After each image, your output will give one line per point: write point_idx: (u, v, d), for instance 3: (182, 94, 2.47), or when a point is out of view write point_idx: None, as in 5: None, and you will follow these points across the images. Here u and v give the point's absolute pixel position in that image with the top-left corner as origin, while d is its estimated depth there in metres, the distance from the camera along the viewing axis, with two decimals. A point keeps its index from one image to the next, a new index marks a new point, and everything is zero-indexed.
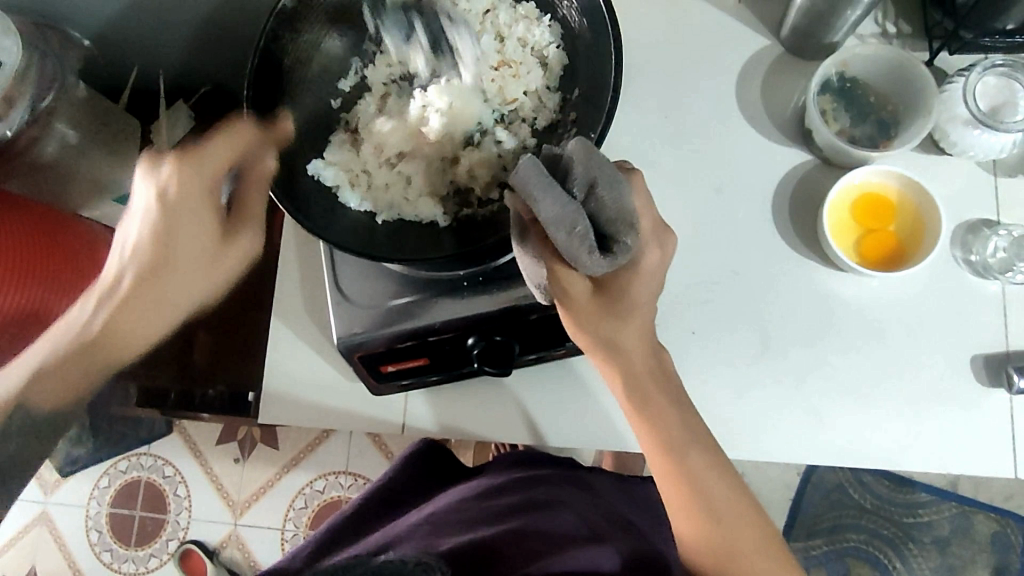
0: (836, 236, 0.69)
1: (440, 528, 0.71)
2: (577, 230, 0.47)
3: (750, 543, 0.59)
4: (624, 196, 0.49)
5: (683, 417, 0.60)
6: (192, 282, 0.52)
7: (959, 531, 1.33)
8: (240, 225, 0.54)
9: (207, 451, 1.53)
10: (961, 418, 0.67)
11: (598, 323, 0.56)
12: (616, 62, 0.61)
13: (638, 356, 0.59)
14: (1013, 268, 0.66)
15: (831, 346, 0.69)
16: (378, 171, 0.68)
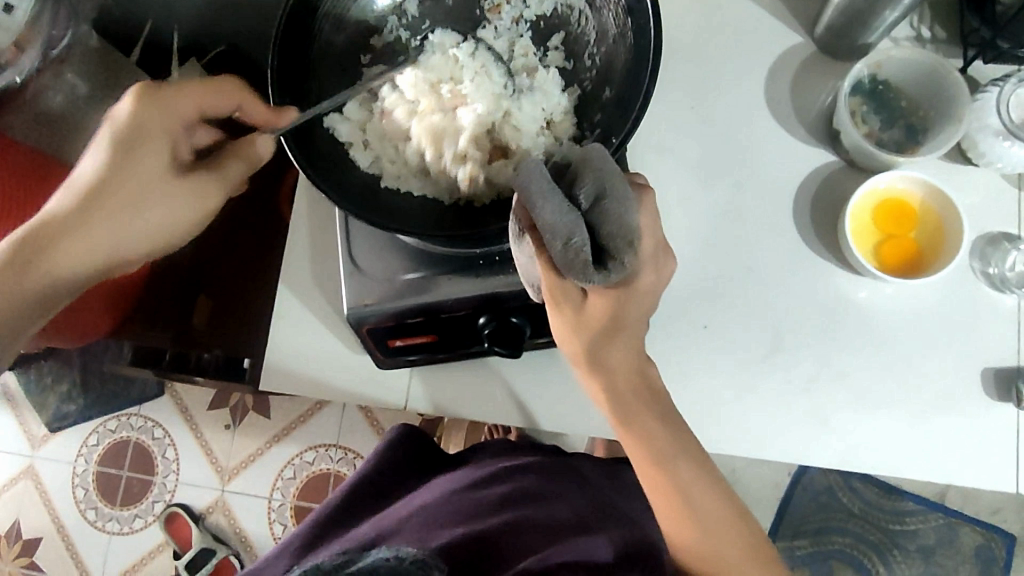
0: (856, 240, 0.69)
1: (431, 521, 0.70)
2: (572, 243, 0.46)
3: (734, 550, 0.61)
4: (630, 212, 0.47)
5: (673, 430, 0.60)
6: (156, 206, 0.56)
7: (943, 541, 1.34)
8: (214, 166, 0.59)
9: (199, 416, 1.52)
10: (967, 429, 0.67)
11: (599, 328, 0.56)
12: (652, 67, 0.59)
13: (624, 371, 0.59)
14: None
15: (843, 350, 0.69)
16: (394, 136, 0.66)
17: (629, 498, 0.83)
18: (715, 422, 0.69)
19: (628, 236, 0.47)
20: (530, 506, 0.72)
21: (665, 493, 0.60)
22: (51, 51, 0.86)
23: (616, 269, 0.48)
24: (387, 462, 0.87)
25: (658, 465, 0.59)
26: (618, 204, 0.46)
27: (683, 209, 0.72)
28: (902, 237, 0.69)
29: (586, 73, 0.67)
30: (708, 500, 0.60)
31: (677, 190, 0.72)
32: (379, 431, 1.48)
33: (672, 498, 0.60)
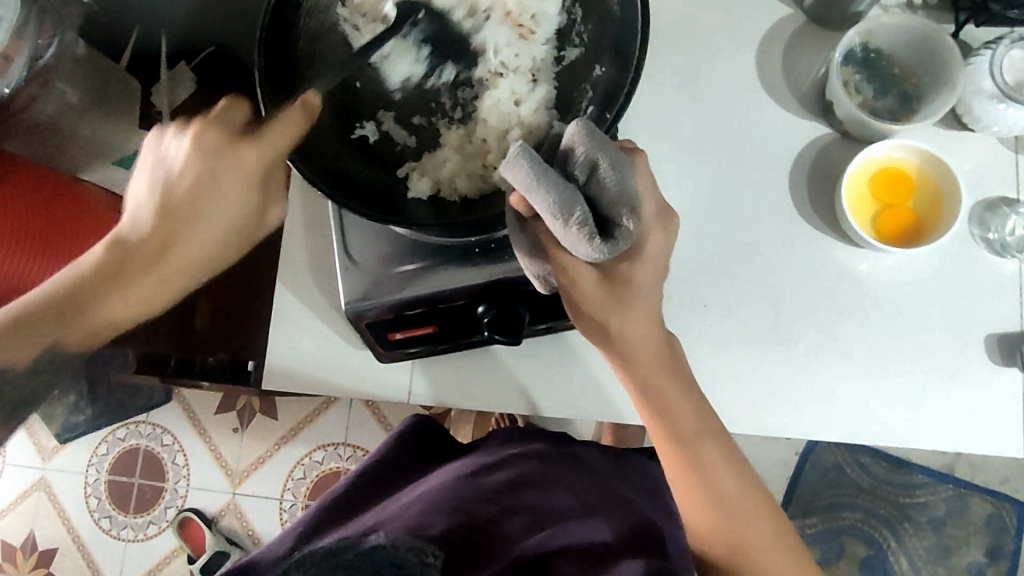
0: (854, 211, 0.68)
1: (436, 504, 0.70)
2: (576, 216, 0.45)
3: (761, 536, 0.60)
4: (627, 178, 0.47)
5: (691, 407, 0.60)
6: (208, 241, 0.52)
7: (954, 512, 1.34)
8: (271, 199, 0.54)
9: (205, 420, 1.53)
10: (971, 397, 0.66)
11: (608, 310, 0.55)
12: (642, 44, 0.57)
13: (643, 347, 0.58)
14: None
15: (843, 321, 0.68)
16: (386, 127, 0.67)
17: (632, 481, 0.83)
18: (719, 400, 0.68)
19: (628, 202, 0.47)
20: (536, 489, 0.72)
21: (685, 472, 0.60)
22: (40, 59, 0.84)
23: (622, 236, 0.47)
24: (397, 452, 0.88)
25: (679, 442, 0.60)
26: (615, 171, 0.46)
27: (679, 189, 0.71)
28: (902, 205, 0.68)
29: (575, 51, 0.66)
30: (726, 482, 0.60)
31: (672, 170, 0.72)
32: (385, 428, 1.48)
33: (693, 477, 0.60)
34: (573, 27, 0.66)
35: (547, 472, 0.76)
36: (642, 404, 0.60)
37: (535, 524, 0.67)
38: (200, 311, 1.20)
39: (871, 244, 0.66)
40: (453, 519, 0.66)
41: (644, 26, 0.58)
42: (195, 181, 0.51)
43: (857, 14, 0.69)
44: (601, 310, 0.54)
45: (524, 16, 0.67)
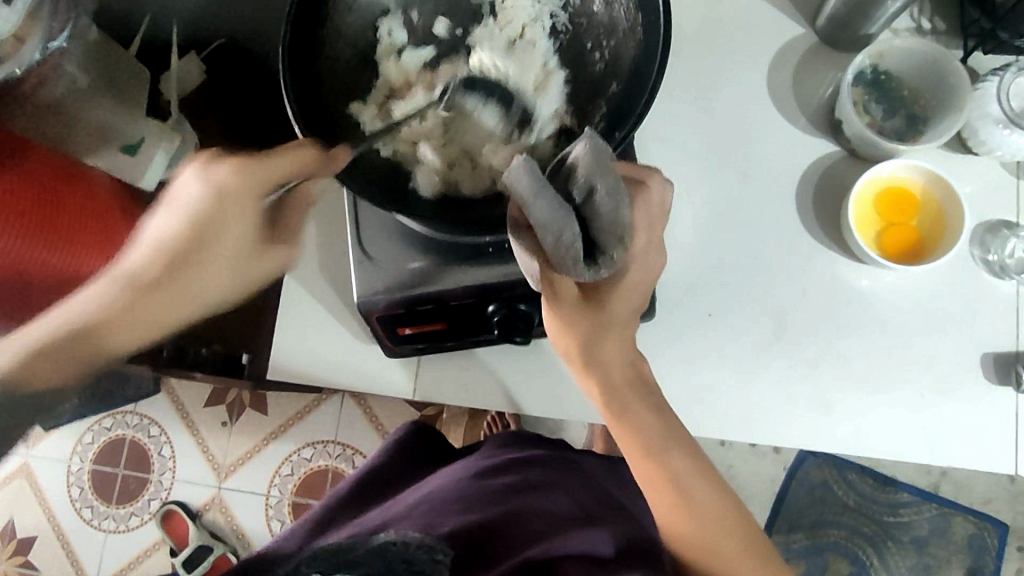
0: (859, 227, 0.69)
1: (441, 505, 0.71)
2: (563, 240, 0.46)
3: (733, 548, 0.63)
4: (621, 208, 0.48)
5: (665, 425, 0.61)
6: (213, 280, 0.55)
7: (937, 532, 1.36)
8: (277, 242, 0.56)
9: (195, 413, 1.52)
10: (964, 412, 0.68)
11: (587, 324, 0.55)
12: (660, 63, 0.59)
13: (618, 366, 0.59)
14: None
15: (843, 334, 0.70)
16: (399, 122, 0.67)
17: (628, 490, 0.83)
18: (720, 408, 0.69)
19: (617, 232, 0.48)
20: (537, 495, 0.72)
21: (660, 488, 0.61)
22: (52, 43, 0.83)
23: (604, 263, 0.49)
24: (393, 458, 0.88)
25: (651, 459, 0.60)
26: (610, 200, 0.46)
27: (687, 200, 0.73)
28: (898, 227, 0.70)
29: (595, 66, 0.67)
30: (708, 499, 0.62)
31: (681, 179, 0.73)
32: (376, 427, 1.48)
33: (671, 495, 0.61)
34: (592, 39, 0.67)
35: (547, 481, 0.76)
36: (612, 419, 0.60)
37: (540, 531, 0.67)
38: None
39: (873, 262, 0.68)
40: (460, 518, 0.68)
41: (665, 52, 0.59)
42: (197, 233, 0.53)
43: (866, 37, 0.71)
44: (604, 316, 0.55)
45: None
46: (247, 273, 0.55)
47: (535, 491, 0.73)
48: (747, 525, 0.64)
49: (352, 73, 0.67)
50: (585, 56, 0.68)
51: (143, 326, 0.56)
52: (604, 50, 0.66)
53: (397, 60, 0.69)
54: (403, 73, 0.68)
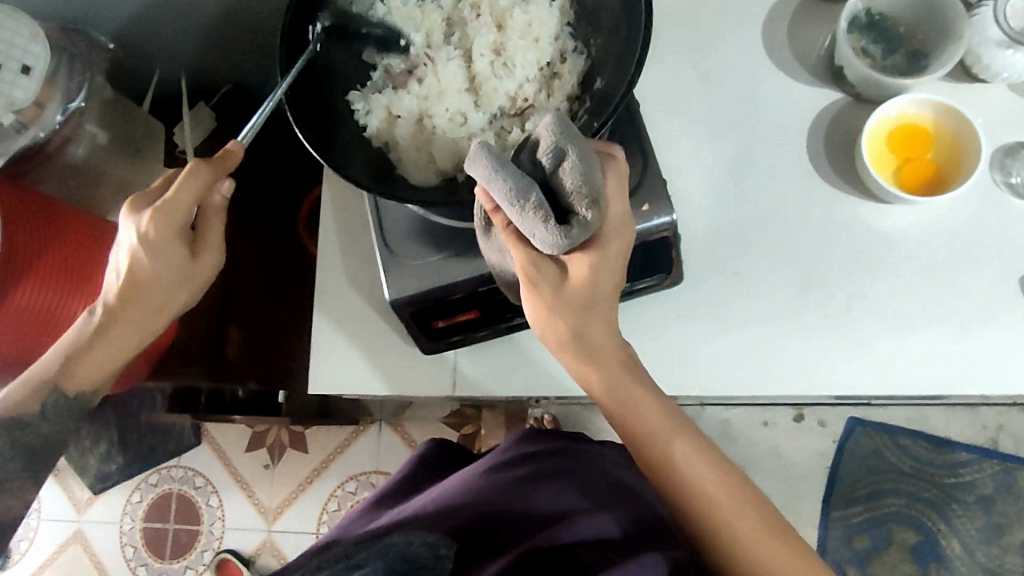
0: (875, 165, 0.69)
1: (451, 499, 0.68)
2: (530, 202, 0.48)
3: (759, 542, 0.58)
4: (592, 172, 0.48)
5: (664, 407, 0.62)
6: (140, 322, 0.63)
7: (1002, 488, 1.39)
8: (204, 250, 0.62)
9: (237, 458, 1.53)
10: (1008, 340, 0.67)
11: (568, 315, 0.58)
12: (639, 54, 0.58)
13: (608, 350, 0.61)
14: None
15: (876, 276, 0.69)
16: (386, 118, 0.65)
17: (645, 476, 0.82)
18: (760, 364, 0.69)
19: (591, 195, 0.48)
20: (549, 485, 0.70)
21: (664, 471, 0.61)
22: (71, 104, 0.88)
23: (578, 224, 0.49)
24: (418, 465, 0.88)
25: (653, 442, 0.61)
26: (580, 164, 0.47)
27: (699, 165, 0.73)
28: (907, 164, 0.70)
29: (578, 63, 0.66)
30: (716, 484, 0.60)
31: (691, 147, 0.74)
32: None
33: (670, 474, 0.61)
34: (580, 36, 0.66)
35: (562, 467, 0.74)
36: (609, 406, 0.62)
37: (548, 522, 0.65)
38: (231, 340, 1.13)
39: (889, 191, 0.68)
40: (467, 513, 0.65)
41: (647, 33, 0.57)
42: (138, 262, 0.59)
43: None
44: (577, 310, 0.58)
45: (537, 29, 0.67)
46: (146, 305, 0.62)
47: (549, 481, 0.70)
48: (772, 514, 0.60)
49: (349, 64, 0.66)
50: (570, 53, 0.66)
51: (126, 344, 0.64)
52: (591, 41, 0.66)
53: (391, 48, 0.67)
54: (398, 60, 0.67)
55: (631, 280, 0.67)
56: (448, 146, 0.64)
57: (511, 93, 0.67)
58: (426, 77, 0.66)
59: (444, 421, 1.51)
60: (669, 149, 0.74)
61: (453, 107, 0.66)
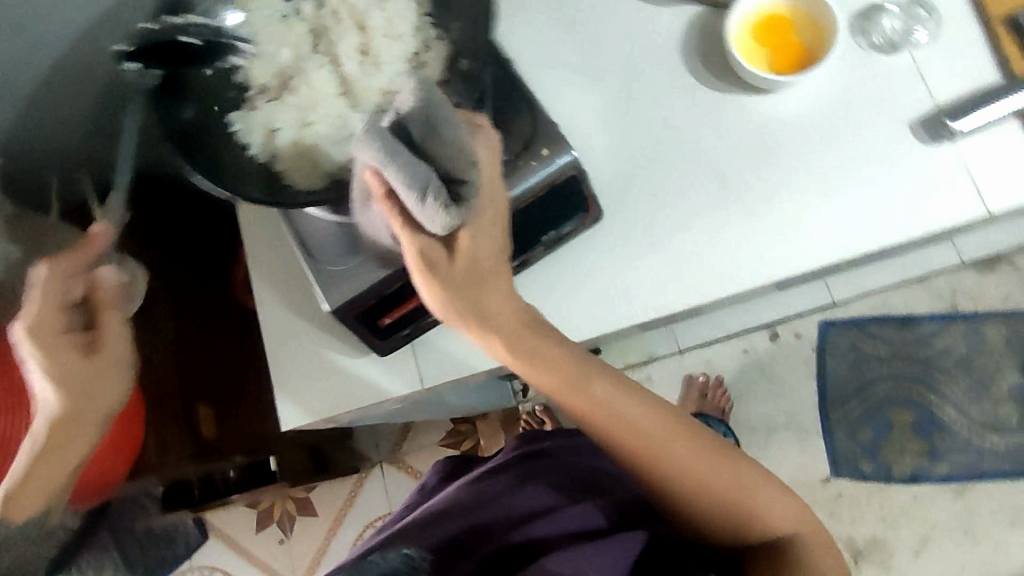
0: (748, 59, 0.73)
1: (433, 517, 0.70)
2: (420, 182, 0.48)
3: (725, 481, 0.62)
4: (462, 139, 0.50)
5: (580, 354, 0.60)
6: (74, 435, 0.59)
7: (974, 346, 1.44)
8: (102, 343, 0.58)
9: (248, 541, 1.50)
10: (914, 181, 0.70)
11: (467, 287, 0.55)
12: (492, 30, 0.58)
13: (511, 313, 0.57)
14: (913, 33, 0.71)
15: (779, 161, 0.72)
16: (263, 135, 0.62)
17: None
18: (698, 275, 0.71)
19: (468, 160, 0.51)
20: (526, 489, 0.72)
21: (591, 411, 0.60)
22: None
23: (468, 195, 0.51)
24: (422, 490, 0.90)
25: (578, 382, 0.59)
26: (452, 134, 0.49)
27: (590, 108, 0.76)
28: (772, 50, 0.73)
29: (442, 46, 0.62)
30: (677, 436, 0.61)
31: (579, 93, 0.76)
32: None
33: (596, 407, 0.60)
34: (442, 20, 0.63)
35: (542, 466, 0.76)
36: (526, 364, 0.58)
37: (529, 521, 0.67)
38: (202, 417, 1.13)
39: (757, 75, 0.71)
40: (449, 526, 0.67)
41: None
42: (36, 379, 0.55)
43: None
44: (468, 280, 0.55)
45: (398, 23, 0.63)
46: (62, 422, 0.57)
47: (523, 486, 0.72)
48: (730, 454, 0.63)
49: (221, 89, 0.63)
50: (434, 39, 0.63)
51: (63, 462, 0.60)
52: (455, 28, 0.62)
53: (261, 64, 0.64)
54: (268, 76, 0.64)
55: (556, 227, 0.68)
56: (329, 151, 0.61)
57: (383, 89, 0.63)
58: (297, 87, 0.64)
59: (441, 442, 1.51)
60: (558, 102, 0.76)
61: (327, 113, 0.63)
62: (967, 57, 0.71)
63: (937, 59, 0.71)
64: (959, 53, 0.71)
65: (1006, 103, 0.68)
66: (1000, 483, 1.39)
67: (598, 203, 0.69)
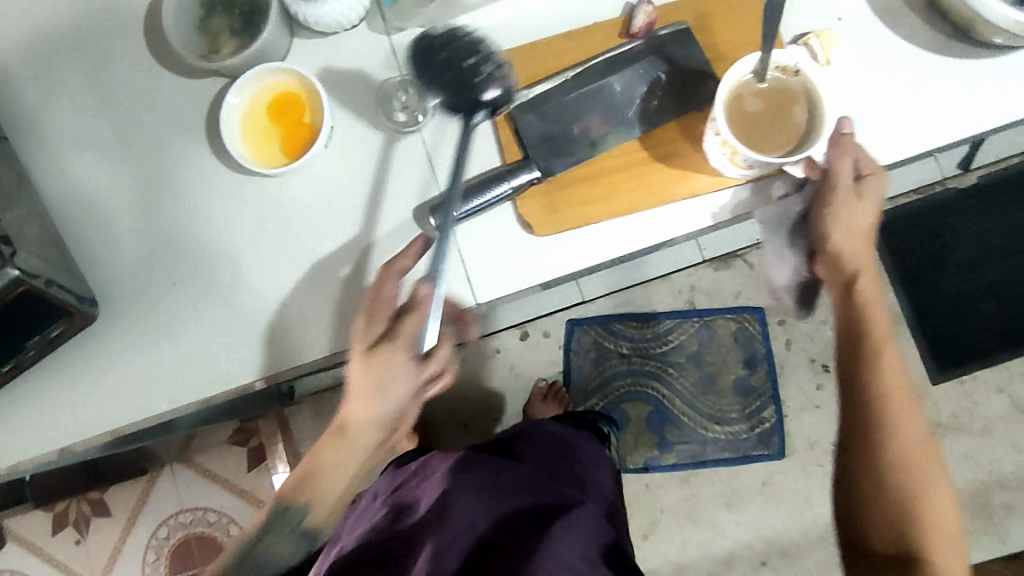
0: (258, 145, 0.73)
1: None
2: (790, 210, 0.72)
3: (912, 427, 0.65)
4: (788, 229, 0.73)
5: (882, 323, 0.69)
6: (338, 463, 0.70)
7: (705, 342, 1.51)
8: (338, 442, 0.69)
9: (44, 545, 1.42)
10: (413, 270, 0.73)
11: (846, 213, 0.68)
12: None
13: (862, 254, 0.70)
14: (415, 115, 0.73)
15: (292, 248, 0.74)
16: None
17: (538, 452, 0.87)
18: (214, 359, 0.74)
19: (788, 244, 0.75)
20: (489, 503, 0.72)
21: (909, 409, 0.65)
22: None
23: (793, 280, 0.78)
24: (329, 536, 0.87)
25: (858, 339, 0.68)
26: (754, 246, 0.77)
27: (118, 188, 0.76)
28: (268, 126, 0.74)
29: None
30: (912, 416, 0.65)
31: (108, 172, 0.76)
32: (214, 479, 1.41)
33: (907, 405, 0.65)
34: None
35: (519, 481, 0.76)
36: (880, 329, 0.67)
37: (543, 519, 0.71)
38: None
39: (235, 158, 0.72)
40: None
41: None
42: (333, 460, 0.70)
43: None
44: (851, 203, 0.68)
45: None
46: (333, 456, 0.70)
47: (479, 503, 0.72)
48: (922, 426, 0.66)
49: None
50: None
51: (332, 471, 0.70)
52: None
53: None
54: None
55: (39, 331, 0.70)
56: None
57: None
58: None
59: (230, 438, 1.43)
60: (93, 187, 0.76)
61: None
62: (469, 141, 0.74)
63: (442, 139, 0.74)
64: (458, 134, 0.74)
65: (494, 195, 0.70)
66: (721, 469, 1.49)
67: (84, 306, 0.71)
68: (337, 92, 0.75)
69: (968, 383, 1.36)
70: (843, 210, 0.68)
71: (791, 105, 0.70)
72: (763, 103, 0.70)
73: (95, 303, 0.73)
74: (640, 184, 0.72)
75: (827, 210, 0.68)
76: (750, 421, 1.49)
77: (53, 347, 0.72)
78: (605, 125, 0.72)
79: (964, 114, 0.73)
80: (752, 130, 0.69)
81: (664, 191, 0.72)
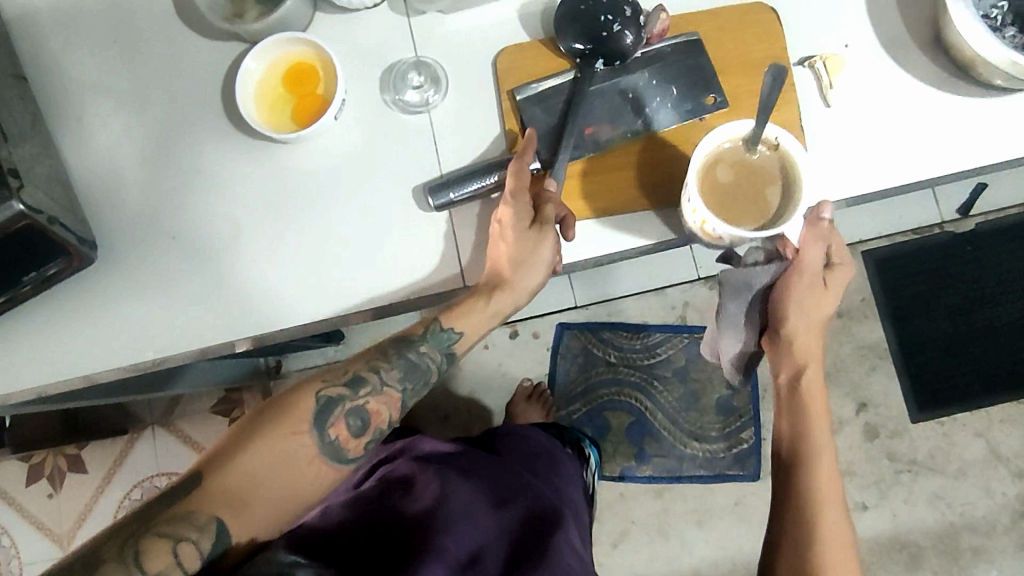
0: (270, 111, 0.76)
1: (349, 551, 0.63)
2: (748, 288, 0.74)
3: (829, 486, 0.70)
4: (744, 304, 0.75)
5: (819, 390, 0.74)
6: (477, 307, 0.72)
7: (692, 359, 1.52)
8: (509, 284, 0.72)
9: (19, 494, 1.43)
10: (407, 247, 0.75)
11: (808, 300, 0.72)
12: None
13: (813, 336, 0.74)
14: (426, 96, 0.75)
15: (291, 214, 0.76)
16: None
17: (523, 463, 0.89)
18: (204, 313, 0.75)
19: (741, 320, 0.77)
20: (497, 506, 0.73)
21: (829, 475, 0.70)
22: None
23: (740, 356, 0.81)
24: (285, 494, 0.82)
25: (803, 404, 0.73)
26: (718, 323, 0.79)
27: (129, 138, 0.77)
28: (281, 94, 0.76)
29: None
30: (828, 475, 0.70)
31: (121, 122, 0.77)
32: (192, 445, 1.41)
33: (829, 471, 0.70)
34: None
35: (518, 493, 0.78)
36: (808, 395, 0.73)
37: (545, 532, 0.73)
38: None
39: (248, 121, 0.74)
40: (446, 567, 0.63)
41: None
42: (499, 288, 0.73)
43: None
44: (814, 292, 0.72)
45: None
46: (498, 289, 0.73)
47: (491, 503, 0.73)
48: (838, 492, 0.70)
49: None
50: None
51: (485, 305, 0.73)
52: None
53: None
54: None
55: (36, 267, 0.71)
56: None
57: None
58: None
59: (214, 408, 1.43)
60: (106, 136, 0.77)
61: None
62: (475, 128, 0.76)
63: (449, 123, 0.76)
64: (465, 119, 0.76)
65: (492, 181, 0.72)
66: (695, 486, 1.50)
67: (82, 246, 0.72)
68: (353, 68, 0.77)
69: (947, 424, 1.37)
70: (804, 296, 0.72)
71: (766, 185, 0.72)
72: (739, 175, 0.72)
73: (94, 246, 0.74)
74: (636, 184, 0.74)
75: (793, 292, 0.71)
76: (728, 441, 1.50)
77: (49, 284, 0.74)
78: (608, 125, 0.74)
79: (957, 150, 0.75)
80: (723, 197, 0.71)
81: (658, 193, 0.74)
